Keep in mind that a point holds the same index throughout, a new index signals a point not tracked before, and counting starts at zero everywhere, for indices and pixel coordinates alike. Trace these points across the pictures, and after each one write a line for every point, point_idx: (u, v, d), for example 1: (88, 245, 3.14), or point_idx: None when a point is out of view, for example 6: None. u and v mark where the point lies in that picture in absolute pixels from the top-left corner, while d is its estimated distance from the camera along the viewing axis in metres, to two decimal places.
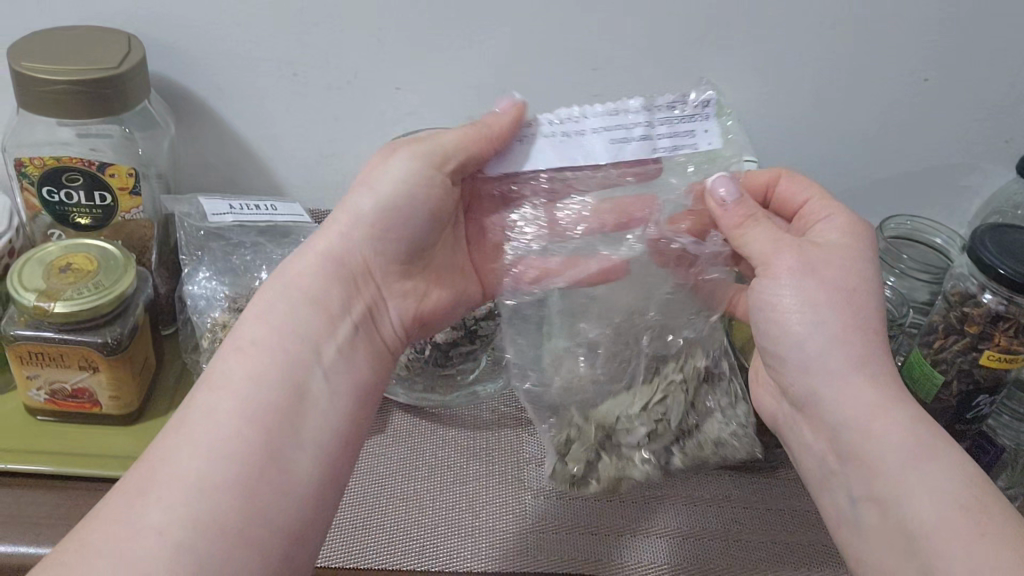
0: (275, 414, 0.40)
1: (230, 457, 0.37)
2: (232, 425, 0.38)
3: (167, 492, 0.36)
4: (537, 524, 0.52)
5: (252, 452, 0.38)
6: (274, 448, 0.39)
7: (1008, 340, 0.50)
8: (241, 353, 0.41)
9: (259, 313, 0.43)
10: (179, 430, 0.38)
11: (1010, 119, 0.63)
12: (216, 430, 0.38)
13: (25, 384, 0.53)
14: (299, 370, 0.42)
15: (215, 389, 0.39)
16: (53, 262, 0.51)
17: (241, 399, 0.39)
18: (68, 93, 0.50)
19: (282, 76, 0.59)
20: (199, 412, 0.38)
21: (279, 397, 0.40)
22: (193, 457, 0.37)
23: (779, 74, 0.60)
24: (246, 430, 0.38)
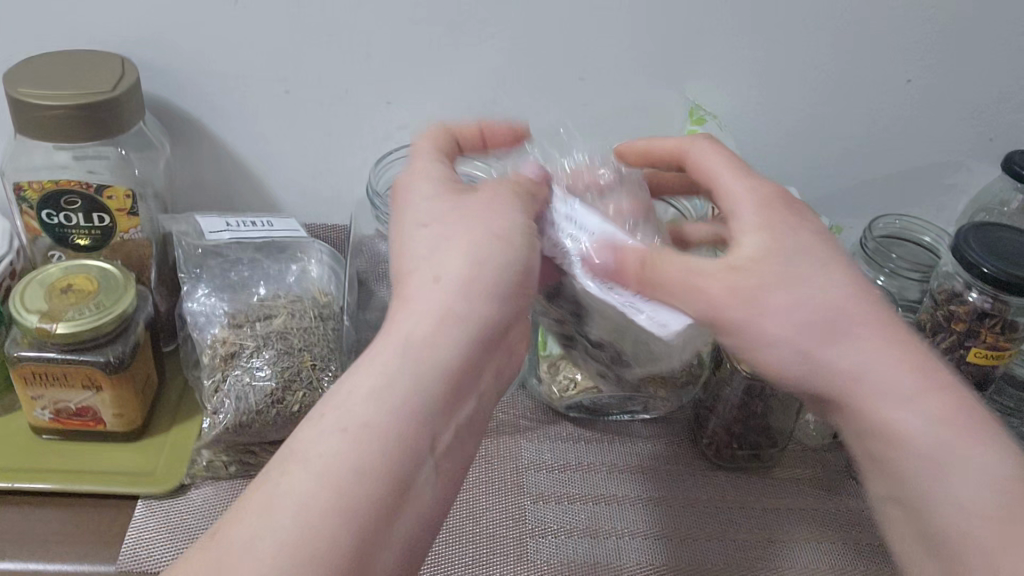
0: (379, 503, 0.33)
1: (312, 543, 0.31)
2: (329, 506, 0.32)
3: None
4: (540, 530, 0.53)
5: (344, 550, 0.31)
6: (373, 544, 0.32)
7: (996, 336, 0.51)
8: (350, 408, 0.34)
9: (367, 364, 0.36)
10: (280, 478, 0.33)
11: (992, 117, 0.64)
12: (313, 501, 0.32)
13: (30, 405, 0.54)
14: (413, 446, 0.34)
15: (312, 447, 0.33)
16: (54, 284, 0.52)
17: (340, 473, 0.32)
18: (63, 117, 0.51)
19: (275, 94, 0.60)
20: (294, 465, 0.33)
21: (388, 478, 0.33)
22: (280, 534, 0.31)
23: (764, 79, 0.61)
24: (337, 518, 0.32)
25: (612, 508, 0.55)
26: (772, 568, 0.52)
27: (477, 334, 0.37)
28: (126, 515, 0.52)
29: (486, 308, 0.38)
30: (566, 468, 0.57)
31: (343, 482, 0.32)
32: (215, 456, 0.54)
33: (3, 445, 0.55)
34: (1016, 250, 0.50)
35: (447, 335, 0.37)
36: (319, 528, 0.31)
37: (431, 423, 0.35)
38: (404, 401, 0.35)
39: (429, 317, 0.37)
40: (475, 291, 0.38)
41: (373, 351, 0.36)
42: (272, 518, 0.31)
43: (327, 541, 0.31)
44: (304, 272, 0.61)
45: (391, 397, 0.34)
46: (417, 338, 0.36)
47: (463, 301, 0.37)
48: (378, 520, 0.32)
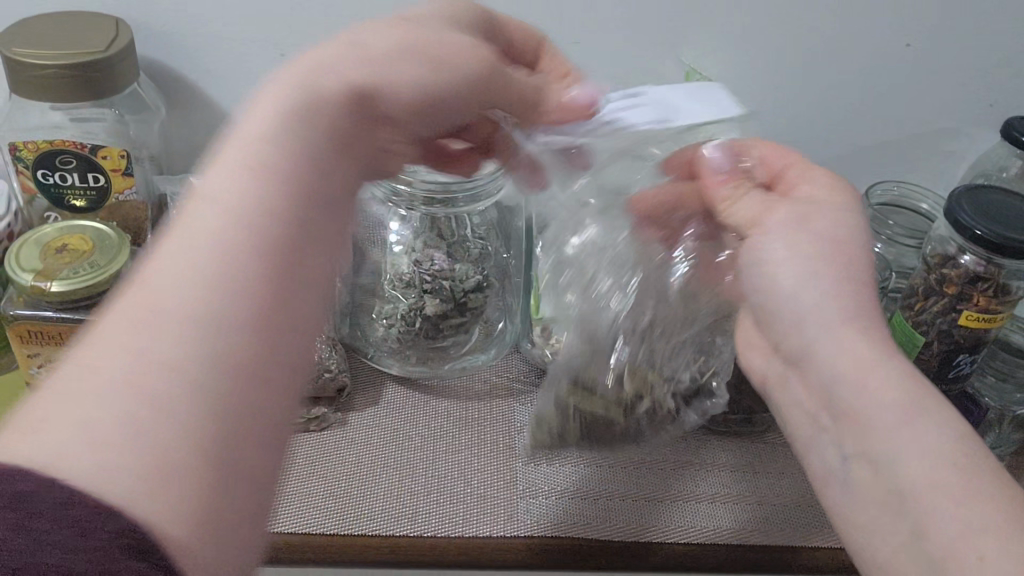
0: (246, 355, 0.29)
1: (167, 403, 0.27)
2: (194, 350, 0.28)
3: (102, 429, 0.26)
4: (529, 490, 0.53)
5: (205, 411, 0.27)
6: (237, 424, 0.28)
7: (988, 300, 0.50)
8: (195, 259, 0.30)
9: (197, 220, 0.31)
10: (104, 341, 0.28)
11: (992, 84, 0.63)
12: (164, 358, 0.27)
13: (26, 363, 0.54)
14: (275, 296, 0.30)
15: (156, 294, 0.29)
16: (49, 244, 0.53)
17: (199, 320, 0.28)
18: (54, 77, 0.51)
19: (269, 57, 0.60)
20: (134, 324, 0.28)
21: (251, 328, 0.29)
22: (129, 395, 0.27)
23: (760, 42, 0.61)
24: (205, 364, 0.28)
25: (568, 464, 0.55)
26: (759, 529, 0.52)
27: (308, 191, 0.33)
28: None
29: (302, 168, 0.33)
30: None
31: (206, 333, 0.28)
32: None
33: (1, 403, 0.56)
34: (1010, 212, 0.50)
35: (275, 171, 0.32)
36: (177, 384, 0.27)
37: (288, 272, 0.31)
38: (249, 266, 0.30)
39: (248, 178, 0.31)
40: (295, 154, 0.33)
41: (197, 207, 0.31)
42: (115, 378, 0.27)
43: (207, 389, 0.28)
44: None
45: (230, 246, 0.30)
46: (250, 185, 0.31)
47: (284, 151, 0.33)
48: (244, 372, 0.29)
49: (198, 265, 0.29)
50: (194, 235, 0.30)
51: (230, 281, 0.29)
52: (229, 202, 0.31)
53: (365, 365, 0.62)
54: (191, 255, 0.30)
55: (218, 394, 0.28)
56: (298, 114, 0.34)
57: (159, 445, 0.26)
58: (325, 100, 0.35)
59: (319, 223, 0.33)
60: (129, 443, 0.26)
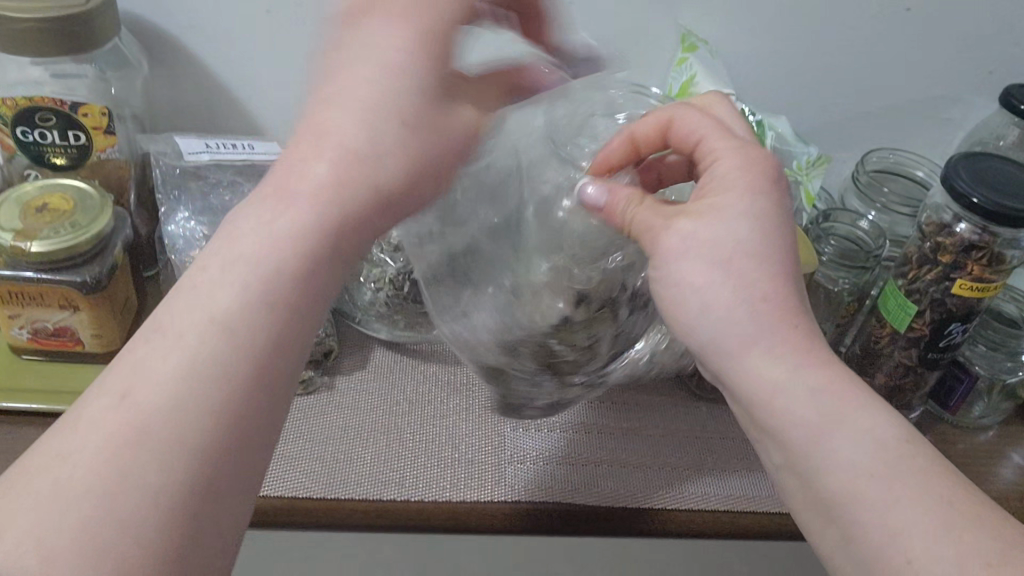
0: (213, 448, 0.31)
1: (133, 497, 0.29)
2: (169, 470, 0.30)
3: (56, 535, 0.28)
4: (517, 455, 0.53)
5: (170, 499, 0.30)
6: (202, 516, 0.31)
7: (982, 268, 0.50)
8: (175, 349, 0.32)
9: (185, 304, 0.33)
10: (86, 426, 0.30)
11: (992, 49, 0.62)
12: (135, 450, 0.30)
13: (8, 324, 0.53)
14: (242, 424, 0.32)
15: (140, 378, 0.31)
16: (29, 203, 0.52)
17: (177, 444, 0.30)
18: (32, 32, 0.50)
19: (255, 14, 0.59)
20: (116, 410, 0.31)
21: (211, 423, 0.31)
22: (101, 481, 0.29)
23: (761, 3, 0.59)
24: (165, 460, 0.30)
25: (553, 433, 0.55)
26: (747, 498, 0.52)
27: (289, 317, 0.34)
28: None
29: (291, 286, 0.34)
30: None
31: (178, 427, 0.31)
32: None
33: None
34: (1008, 179, 0.49)
35: (277, 268, 0.34)
36: (146, 477, 0.30)
37: (256, 395, 0.33)
38: (222, 360, 0.32)
39: (226, 272, 0.34)
40: (287, 271, 0.34)
41: (187, 317, 0.33)
42: (97, 466, 0.29)
43: (148, 480, 0.29)
44: None
45: (205, 368, 0.32)
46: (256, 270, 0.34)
47: (290, 241, 0.34)
48: (214, 468, 0.31)
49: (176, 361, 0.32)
50: (178, 347, 0.32)
51: (206, 380, 0.32)
52: (220, 296, 0.33)
53: (352, 330, 0.61)
54: (173, 349, 0.32)
55: (187, 490, 0.30)
56: (296, 227, 0.35)
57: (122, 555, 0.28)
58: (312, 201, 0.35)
59: (302, 313, 0.35)
60: (91, 552, 0.28)
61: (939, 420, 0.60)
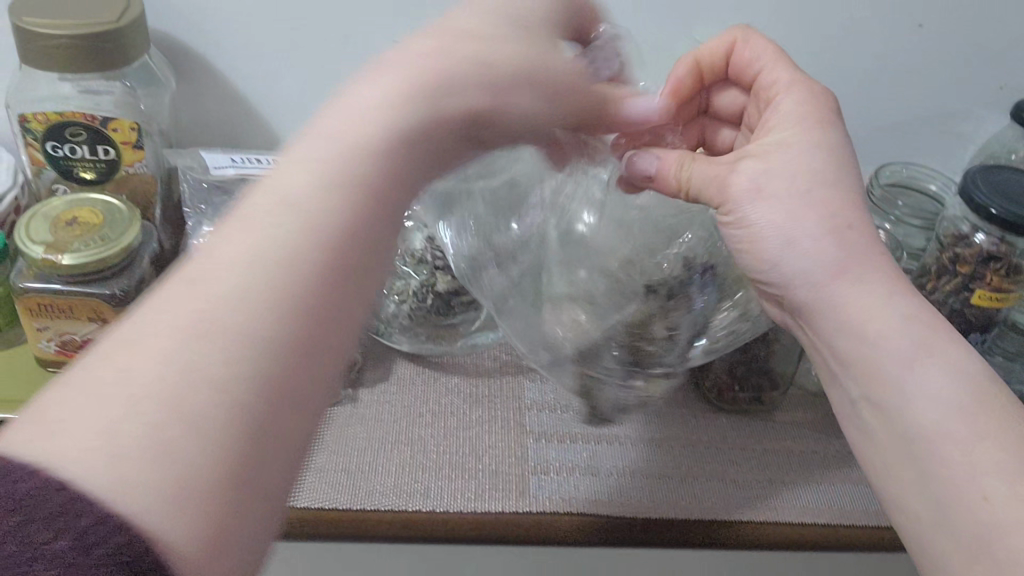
0: (289, 370, 0.29)
1: (211, 424, 0.27)
2: (237, 370, 0.28)
3: (130, 463, 0.25)
4: (541, 466, 0.53)
5: (247, 419, 0.27)
6: (272, 439, 0.28)
7: (1000, 279, 0.50)
8: (250, 261, 0.30)
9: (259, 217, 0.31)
10: (149, 343, 0.27)
11: (1003, 65, 0.63)
12: (210, 369, 0.27)
13: (36, 336, 0.54)
14: (309, 335, 0.30)
15: (216, 292, 0.29)
16: (59, 216, 0.52)
17: (236, 335, 0.28)
18: (64, 47, 0.51)
19: (280, 32, 0.60)
20: (187, 327, 0.28)
21: (293, 346, 0.29)
22: (176, 402, 0.26)
23: (778, 20, 0.61)
24: (246, 382, 0.28)
25: (569, 444, 0.55)
26: (770, 507, 0.52)
27: (356, 225, 0.32)
28: None
29: (356, 199, 0.33)
30: (568, 409, 0.58)
31: (260, 348, 0.29)
32: None
33: (7, 376, 0.55)
34: None
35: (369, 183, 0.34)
36: (224, 398, 0.27)
37: (330, 309, 0.31)
38: (306, 280, 0.30)
39: (309, 184, 0.32)
40: (353, 171, 0.33)
41: (257, 214, 0.31)
42: (174, 384, 0.27)
43: (228, 399, 0.27)
44: None
45: (280, 297, 0.30)
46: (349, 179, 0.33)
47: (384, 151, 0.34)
48: (289, 393, 0.29)
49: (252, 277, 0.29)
50: (241, 240, 0.30)
51: (285, 300, 0.30)
52: (304, 213, 0.31)
53: (374, 343, 0.62)
54: (244, 263, 0.30)
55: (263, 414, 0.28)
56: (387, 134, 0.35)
57: (189, 453, 0.26)
58: (413, 93, 0.36)
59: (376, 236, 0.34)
60: (175, 477, 0.25)
61: None
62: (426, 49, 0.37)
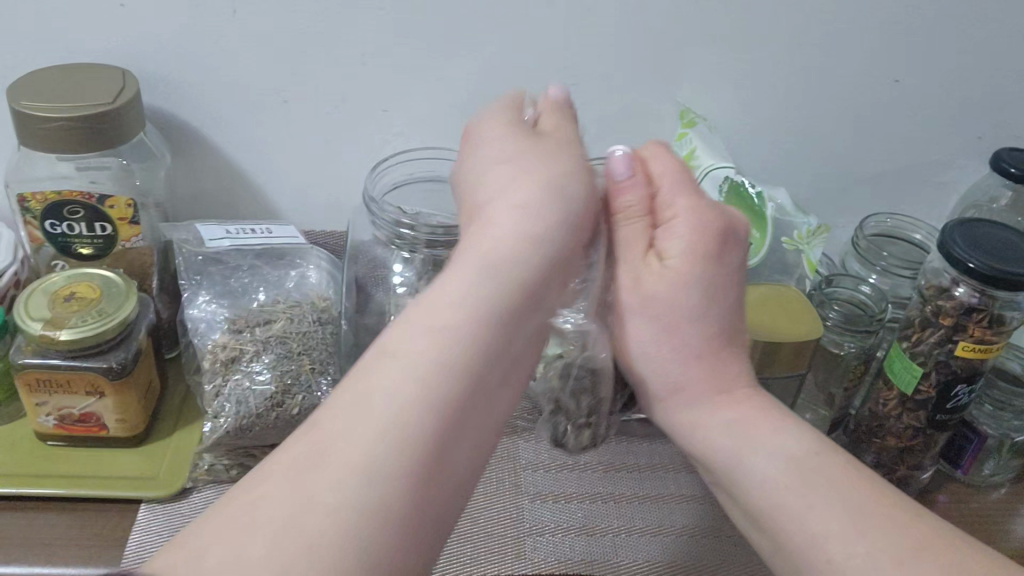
0: (425, 470, 0.33)
1: (362, 516, 0.31)
2: (383, 471, 0.32)
3: (295, 544, 0.29)
4: (537, 528, 0.53)
5: (390, 513, 0.31)
6: (416, 529, 0.32)
7: (983, 330, 0.51)
8: (397, 370, 0.34)
9: (405, 333, 0.36)
10: (311, 449, 0.32)
11: (979, 115, 0.65)
12: (355, 469, 0.31)
13: (35, 411, 0.55)
14: (451, 441, 0.34)
15: (370, 401, 0.33)
16: (57, 292, 0.53)
17: (389, 461, 0.32)
18: (63, 129, 0.52)
19: (273, 104, 0.61)
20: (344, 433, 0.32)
21: (429, 447, 0.33)
22: (328, 496, 0.31)
23: (756, 78, 0.62)
24: (391, 485, 0.32)
25: (566, 504, 0.55)
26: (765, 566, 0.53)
27: (489, 350, 0.36)
28: (128, 518, 0.53)
29: (485, 342, 0.36)
30: (562, 468, 0.58)
31: (399, 446, 0.32)
32: (216, 459, 0.56)
33: (7, 451, 0.56)
34: (1003, 243, 0.51)
35: (503, 296, 0.38)
36: (370, 497, 0.31)
37: (462, 415, 0.35)
38: (441, 389, 0.34)
39: (448, 304, 0.36)
40: (490, 299, 0.37)
41: (406, 329, 0.36)
42: (326, 483, 0.31)
43: (374, 502, 0.31)
44: (303, 277, 0.64)
45: (422, 402, 0.34)
46: (478, 296, 0.37)
47: (514, 265, 0.38)
48: (428, 492, 0.33)
49: (397, 386, 0.34)
50: (372, 388, 0.34)
51: (424, 408, 0.34)
52: (443, 323, 0.36)
53: None
54: (391, 374, 0.34)
55: (406, 507, 0.32)
56: (508, 254, 0.39)
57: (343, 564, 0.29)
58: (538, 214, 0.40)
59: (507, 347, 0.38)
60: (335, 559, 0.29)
61: (950, 478, 0.61)
62: (527, 190, 0.41)
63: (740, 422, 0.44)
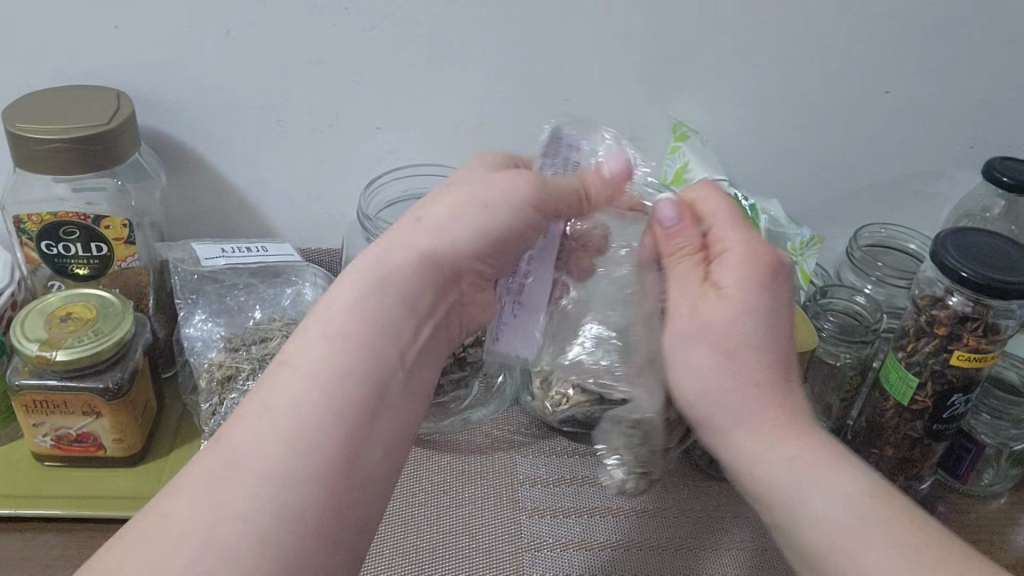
0: (318, 474, 0.33)
1: (251, 520, 0.31)
2: (262, 475, 0.32)
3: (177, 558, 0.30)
4: (534, 542, 0.53)
5: (278, 517, 0.31)
6: (314, 532, 0.32)
7: (977, 339, 0.51)
8: (286, 387, 0.35)
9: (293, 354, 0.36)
10: (200, 473, 0.32)
11: (971, 125, 0.65)
12: (242, 483, 0.32)
13: (31, 432, 0.55)
14: (346, 445, 0.34)
15: (257, 418, 0.34)
16: (53, 312, 0.54)
17: (270, 470, 0.32)
18: (58, 150, 0.53)
19: (267, 124, 0.62)
20: (229, 453, 0.33)
21: (323, 452, 0.34)
22: (211, 508, 0.31)
23: (748, 91, 0.62)
24: (272, 489, 0.32)
25: (565, 519, 0.55)
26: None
27: (375, 360, 0.37)
28: None
29: (373, 342, 0.38)
30: (561, 482, 0.58)
31: (290, 455, 0.33)
32: None
33: (3, 472, 0.56)
34: (995, 253, 0.51)
35: (378, 315, 0.38)
36: (259, 503, 0.32)
37: (357, 423, 0.35)
38: (331, 398, 0.35)
39: (325, 326, 0.37)
40: (365, 320, 0.38)
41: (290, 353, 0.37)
42: (212, 499, 0.31)
43: (260, 506, 0.31)
44: (298, 295, 0.64)
45: (310, 411, 0.34)
46: (351, 315, 0.38)
47: (385, 288, 0.39)
48: (326, 496, 0.33)
49: (284, 401, 0.34)
50: (266, 404, 0.34)
51: (315, 418, 0.34)
52: (327, 338, 0.37)
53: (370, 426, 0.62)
54: (280, 392, 0.35)
55: (299, 508, 0.32)
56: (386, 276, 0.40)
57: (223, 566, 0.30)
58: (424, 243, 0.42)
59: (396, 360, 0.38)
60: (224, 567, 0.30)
61: (949, 488, 0.61)
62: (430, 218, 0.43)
63: (801, 458, 0.40)
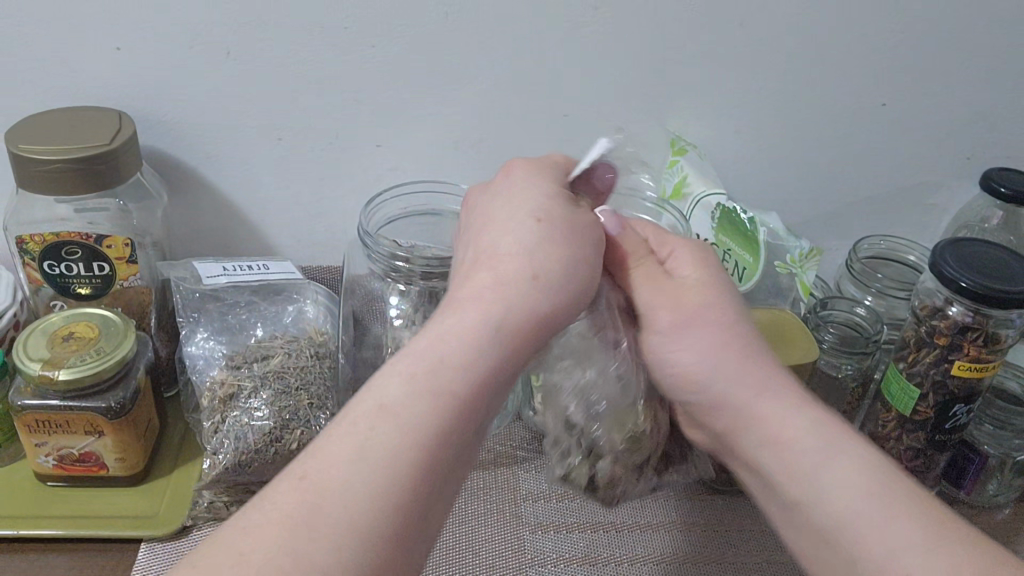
0: (396, 522, 0.32)
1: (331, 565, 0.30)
2: (350, 519, 0.31)
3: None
4: (538, 558, 0.53)
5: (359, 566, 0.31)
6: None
7: (978, 349, 0.51)
8: (380, 417, 0.34)
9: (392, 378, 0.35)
10: (285, 496, 0.32)
11: (966, 137, 0.65)
12: (324, 514, 0.31)
13: (34, 452, 0.55)
14: (426, 489, 0.33)
15: (353, 448, 0.33)
16: (56, 332, 0.54)
17: (357, 518, 0.31)
18: (60, 171, 0.53)
19: (267, 143, 0.62)
20: (315, 478, 0.32)
21: (402, 491, 0.33)
22: (296, 547, 0.30)
23: (744, 106, 0.63)
24: (356, 535, 0.31)
25: (569, 535, 0.55)
26: None
27: (468, 398, 0.36)
28: (129, 557, 0.53)
29: (471, 378, 0.36)
30: (562, 497, 0.58)
31: (372, 496, 0.32)
32: (215, 497, 0.55)
33: (5, 493, 0.56)
34: (993, 262, 0.51)
35: (486, 344, 0.37)
36: (339, 544, 0.30)
37: (442, 461, 0.34)
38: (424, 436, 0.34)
39: (430, 350, 0.36)
40: (468, 345, 0.36)
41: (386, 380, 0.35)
42: (295, 531, 0.30)
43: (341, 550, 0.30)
44: (300, 312, 0.64)
45: (400, 450, 0.33)
46: (457, 344, 0.36)
47: (493, 315, 0.37)
48: (402, 544, 0.32)
49: (376, 434, 0.33)
50: (363, 431, 0.33)
51: (406, 454, 0.33)
52: (425, 369, 0.35)
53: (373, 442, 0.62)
54: (373, 422, 0.34)
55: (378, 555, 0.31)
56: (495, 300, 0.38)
57: None
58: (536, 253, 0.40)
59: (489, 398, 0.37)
60: None
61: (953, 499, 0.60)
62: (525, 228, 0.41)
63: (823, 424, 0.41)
